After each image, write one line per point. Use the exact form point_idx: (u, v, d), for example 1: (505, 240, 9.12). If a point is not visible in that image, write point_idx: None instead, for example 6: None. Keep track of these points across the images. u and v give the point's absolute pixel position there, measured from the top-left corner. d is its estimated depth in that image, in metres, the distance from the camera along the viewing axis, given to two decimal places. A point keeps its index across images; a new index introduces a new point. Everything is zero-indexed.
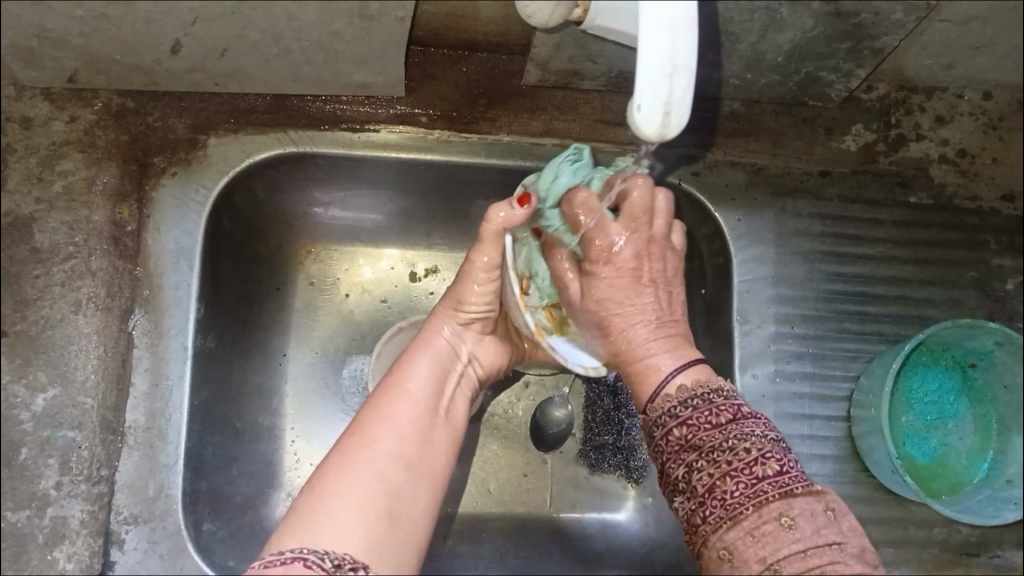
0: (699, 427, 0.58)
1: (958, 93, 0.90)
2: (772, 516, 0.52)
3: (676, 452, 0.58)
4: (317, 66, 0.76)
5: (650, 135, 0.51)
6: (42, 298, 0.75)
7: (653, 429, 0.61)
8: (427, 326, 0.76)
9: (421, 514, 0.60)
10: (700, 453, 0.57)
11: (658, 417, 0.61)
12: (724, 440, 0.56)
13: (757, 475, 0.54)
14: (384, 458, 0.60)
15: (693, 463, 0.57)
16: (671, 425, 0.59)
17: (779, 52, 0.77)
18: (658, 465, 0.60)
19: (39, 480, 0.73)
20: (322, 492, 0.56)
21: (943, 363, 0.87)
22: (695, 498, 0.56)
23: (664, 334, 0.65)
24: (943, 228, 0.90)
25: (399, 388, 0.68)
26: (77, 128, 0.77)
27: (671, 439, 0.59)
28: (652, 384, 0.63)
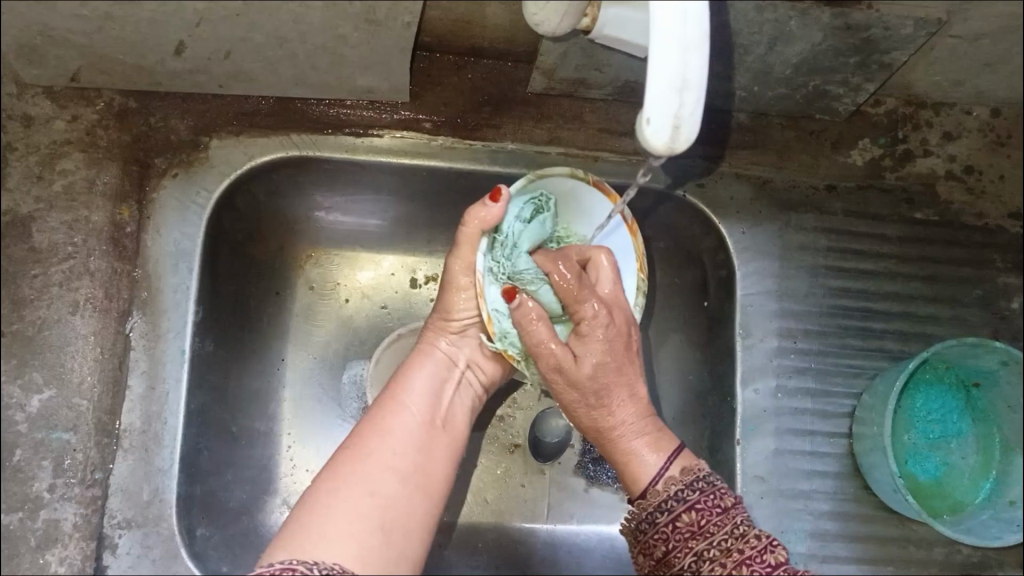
0: (707, 516, 0.63)
1: (966, 110, 0.89)
2: None
3: (684, 540, 0.63)
4: (323, 70, 0.75)
5: (658, 149, 0.50)
6: (39, 298, 0.74)
7: (655, 516, 0.66)
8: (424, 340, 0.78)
9: (415, 524, 0.61)
10: (712, 540, 0.62)
11: (652, 510, 0.66)
12: (732, 529, 0.62)
13: (771, 562, 0.60)
14: (378, 470, 0.62)
15: (703, 552, 0.62)
16: (679, 511, 0.64)
17: (787, 65, 0.77)
18: (658, 555, 0.65)
19: (32, 483, 0.72)
20: (315, 509, 0.58)
21: (947, 382, 0.86)
22: None
23: (652, 422, 0.72)
24: (949, 244, 0.90)
25: (393, 400, 0.69)
26: (79, 127, 0.76)
27: (681, 526, 0.64)
28: (645, 472, 0.69)
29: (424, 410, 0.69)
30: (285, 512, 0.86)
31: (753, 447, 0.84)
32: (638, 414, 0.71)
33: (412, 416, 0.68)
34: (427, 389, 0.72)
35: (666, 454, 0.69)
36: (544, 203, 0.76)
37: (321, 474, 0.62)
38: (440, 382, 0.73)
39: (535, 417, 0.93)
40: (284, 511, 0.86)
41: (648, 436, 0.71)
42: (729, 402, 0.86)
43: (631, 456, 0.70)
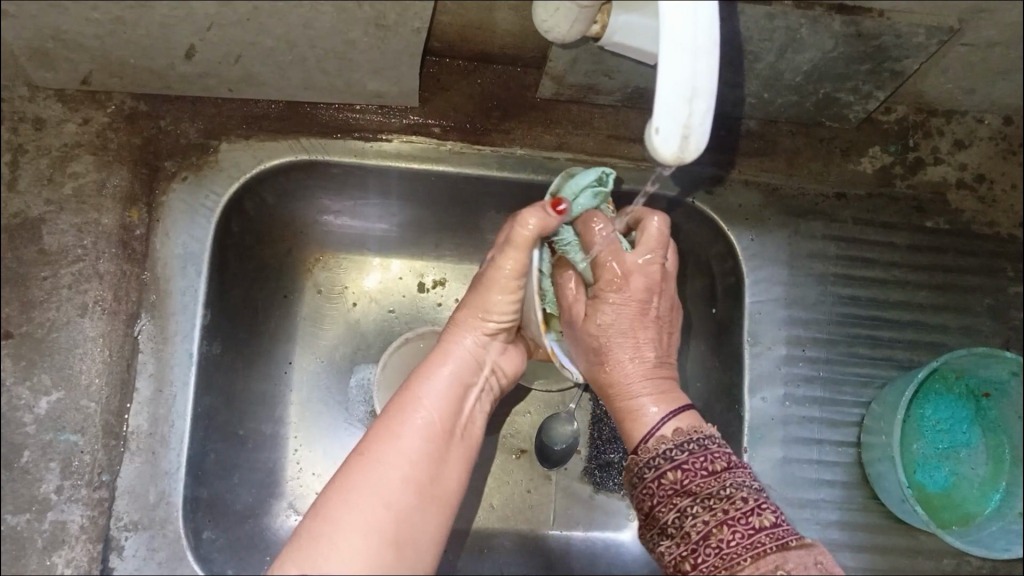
0: (694, 476, 0.61)
1: (978, 117, 0.88)
2: (768, 568, 0.54)
3: (670, 497, 0.61)
4: (332, 74, 0.75)
5: (667, 158, 0.50)
6: (48, 300, 0.74)
7: (644, 472, 0.63)
8: (451, 329, 0.72)
9: (428, 541, 0.58)
10: (695, 498, 0.59)
11: (643, 463, 0.64)
12: (719, 489, 0.59)
13: (754, 526, 0.57)
14: (396, 479, 0.58)
15: (687, 508, 0.59)
16: (665, 469, 0.62)
17: (797, 73, 0.76)
18: (645, 510, 0.63)
19: (40, 484, 0.73)
20: (330, 519, 0.54)
21: (956, 392, 0.85)
22: (685, 543, 0.59)
23: (659, 383, 0.69)
24: (959, 253, 0.89)
25: (413, 398, 0.64)
26: (89, 130, 0.76)
27: (666, 482, 0.61)
28: (644, 425, 0.67)
29: (445, 412, 0.65)
30: (292, 515, 0.86)
31: (760, 455, 0.84)
32: (644, 376, 0.69)
33: (433, 418, 0.63)
34: (451, 389, 0.67)
35: (669, 410, 0.67)
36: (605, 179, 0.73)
37: (334, 478, 0.58)
38: (464, 381, 0.69)
39: (542, 424, 0.93)
40: (291, 515, 0.86)
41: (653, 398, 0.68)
42: (737, 410, 0.86)
43: (632, 415, 0.68)
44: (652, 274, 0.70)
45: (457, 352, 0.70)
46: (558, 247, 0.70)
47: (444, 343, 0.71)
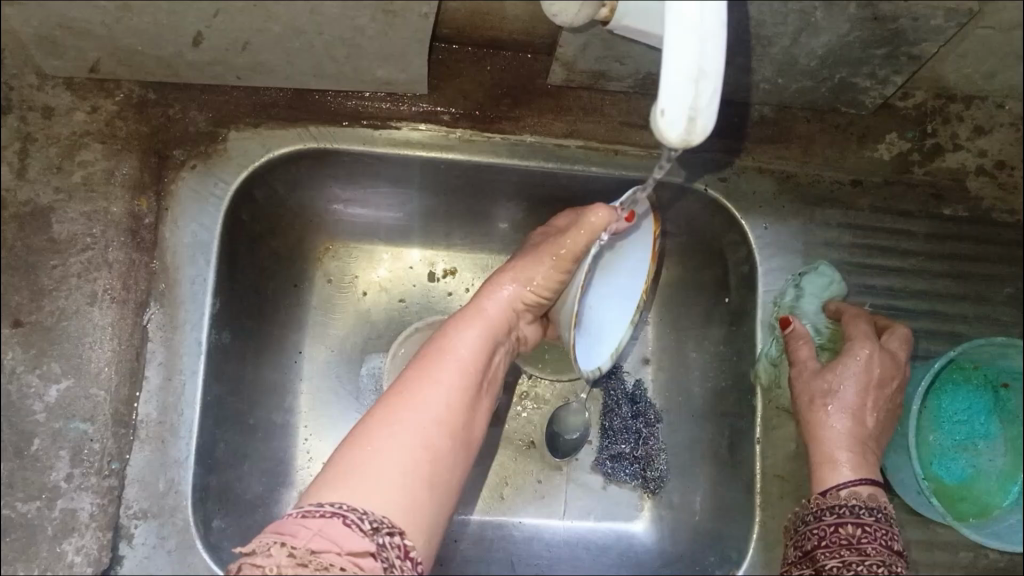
0: (870, 537, 0.67)
1: (998, 103, 0.87)
2: None
3: (838, 546, 0.68)
4: (340, 61, 0.75)
5: (673, 141, 0.49)
6: (58, 289, 0.75)
7: (823, 514, 0.71)
8: (491, 282, 0.75)
9: (451, 483, 0.62)
10: (863, 559, 0.66)
11: (820, 509, 0.71)
12: (886, 557, 0.67)
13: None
14: (429, 421, 0.61)
15: (850, 564, 0.66)
16: (846, 520, 0.69)
17: (812, 57, 0.75)
18: (804, 549, 0.71)
19: (50, 472, 0.73)
20: (368, 447, 0.57)
21: (974, 382, 0.84)
22: None
23: (864, 454, 0.74)
24: (978, 242, 0.88)
25: (448, 347, 0.68)
26: (99, 119, 0.76)
27: (841, 532, 0.68)
28: (834, 480, 0.73)
29: (477, 364, 0.68)
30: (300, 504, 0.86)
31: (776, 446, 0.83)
32: (852, 439, 0.75)
33: (464, 370, 0.66)
34: (484, 343, 0.70)
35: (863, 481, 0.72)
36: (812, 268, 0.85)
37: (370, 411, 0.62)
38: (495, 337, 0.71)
39: (552, 415, 0.92)
40: None
41: (855, 460, 0.73)
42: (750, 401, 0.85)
43: (834, 464, 0.73)
44: (876, 360, 0.76)
45: (498, 307, 0.73)
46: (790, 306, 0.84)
47: (483, 294, 0.74)
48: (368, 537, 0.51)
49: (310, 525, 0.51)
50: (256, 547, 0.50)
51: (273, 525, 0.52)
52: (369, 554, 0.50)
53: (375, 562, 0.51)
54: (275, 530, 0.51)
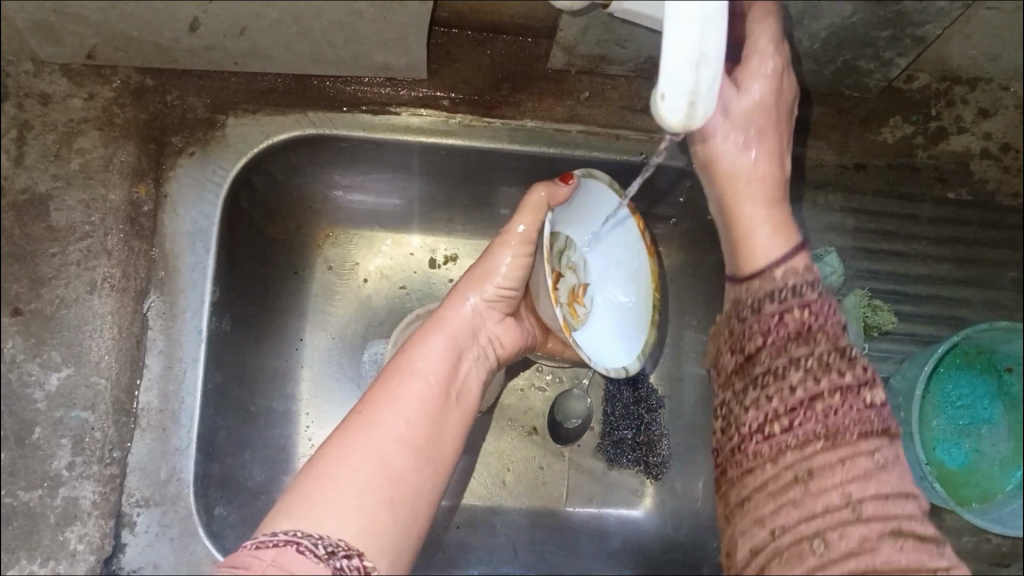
0: (820, 326, 0.59)
1: (1004, 85, 0.86)
2: (869, 449, 0.53)
3: (786, 339, 0.59)
4: (338, 46, 0.74)
5: (673, 125, 0.49)
6: (57, 277, 0.74)
7: (763, 304, 0.61)
8: (451, 293, 0.73)
9: (423, 502, 0.59)
10: (812, 352, 0.57)
11: (759, 298, 0.62)
12: (837, 349, 0.57)
13: (866, 401, 0.55)
14: (390, 440, 0.58)
15: (800, 357, 0.57)
16: (792, 305, 0.60)
17: (815, 40, 0.74)
18: (749, 353, 0.61)
19: (51, 461, 0.73)
20: (322, 476, 0.54)
21: (977, 367, 0.84)
22: (783, 397, 0.56)
23: (778, 211, 0.66)
24: (982, 226, 0.88)
25: (408, 362, 0.66)
26: (96, 105, 0.76)
27: (787, 321, 0.59)
28: (760, 258, 0.64)
29: (440, 376, 0.66)
30: None
31: None
32: (767, 190, 0.66)
33: (428, 383, 0.64)
34: (447, 354, 0.68)
35: (791, 244, 0.64)
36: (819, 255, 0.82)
37: (327, 437, 0.59)
38: (461, 348, 0.70)
39: (557, 399, 0.92)
40: None
41: (770, 217, 0.65)
42: None
43: (747, 239, 0.65)
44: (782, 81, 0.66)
45: (460, 317, 0.71)
46: None
47: (444, 306, 0.72)
48: (323, 561, 0.48)
49: (263, 557, 0.47)
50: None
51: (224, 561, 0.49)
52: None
53: None
54: (229, 563, 0.48)
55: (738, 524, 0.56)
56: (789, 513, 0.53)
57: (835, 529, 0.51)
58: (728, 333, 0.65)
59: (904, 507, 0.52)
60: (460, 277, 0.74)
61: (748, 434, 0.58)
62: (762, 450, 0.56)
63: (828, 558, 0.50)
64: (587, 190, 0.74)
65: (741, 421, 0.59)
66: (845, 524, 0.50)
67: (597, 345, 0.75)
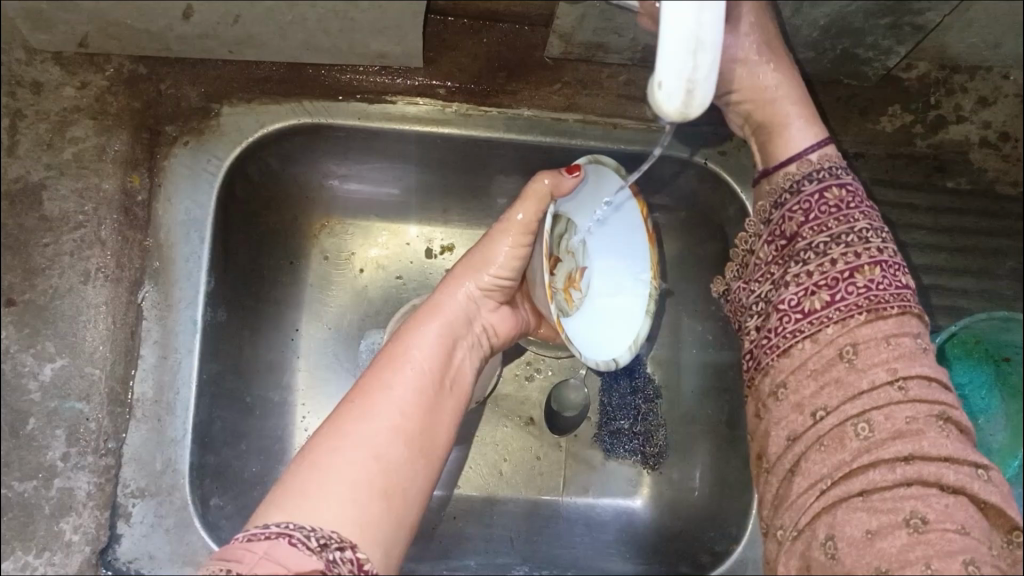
0: (856, 206, 0.60)
1: (1003, 74, 0.86)
2: (907, 327, 0.56)
3: (825, 216, 0.60)
4: (333, 35, 0.73)
5: (670, 114, 0.49)
6: (51, 267, 0.74)
7: (802, 184, 0.63)
8: (447, 281, 0.73)
9: (417, 491, 0.59)
10: (851, 227, 0.59)
11: (797, 181, 0.64)
12: (874, 226, 0.59)
13: (902, 282, 0.58)
14: (384, 430, 0.58)
15: (840, 233, 0.59)
16: (829, 184, 0.61)
17: (814, 28, 0.74)
18: (789, 234, 0.62)
19: (46, 451, 0.73)
20: (316, 466, 0.54)
21: (976, 356, 0.83)
22: (824, 271, 0.58)
23: (805, 105, 0.69)
24: (981, 215, 0.87)
25: (403, 350, 0.66)
26: (89, 94, 0.75)
27: (827, 198, 0.61)
28: (794, 149, 0.67)
29: (435, 366, 0.66)
30: None
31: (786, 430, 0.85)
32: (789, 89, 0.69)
33: (423, 371, 0.64)
34: (442, 342, 0.68)
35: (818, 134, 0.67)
36: None
37: (322, 426, 0.59)
38: (456, 337, 0.70)
39: (555, 388, 0.92)
40: None
41: (799, 109, 0.68)
42: None
43: (786, 129, 0.67)
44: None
45: (455, 306, 0.71)
46: None
47: (440, 295, 0.72)
48: (316, 554, 0.48)
49: (254, 550, 0.47)
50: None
51: (218, 554, 0.49)
52: (319, 572, 0.47)
53: None
54: (220, 557, 0.48)
55: (774, 412, 0.59)
56: (832, 393, 0.56)
57: (880, 410, 0.54)
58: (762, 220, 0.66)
59: (943, 396, 0.55)
60: (455, 264, 0.74)
61: (787, 310, 0.59)
62: (802, 326, 0.58)
63: (873, 440, 0.53)
64: (593, 176, 0.72)
65: (781, 296, 0.61)
66: (890, 404, 0.54)
67: (591, 336, 0.73)
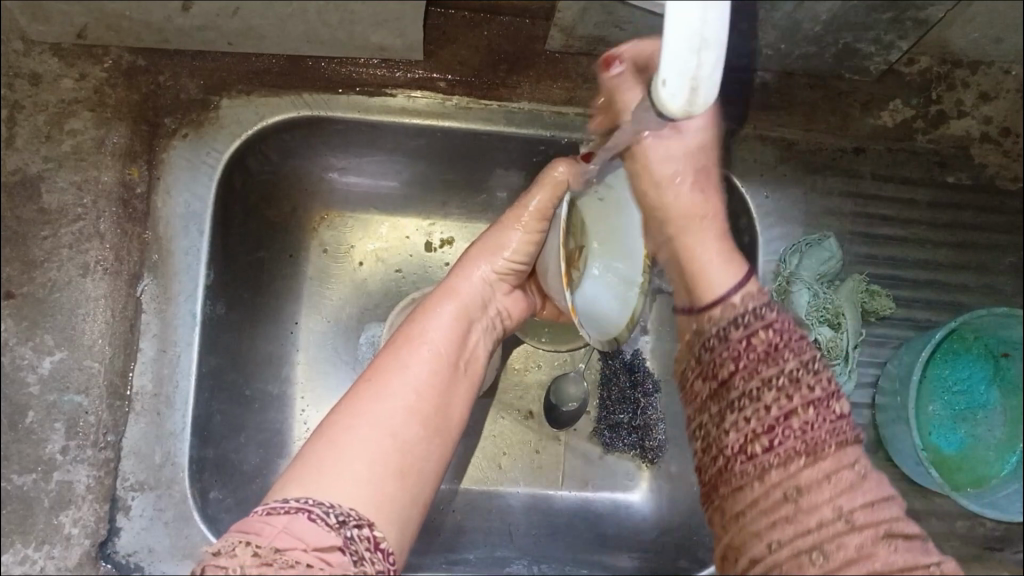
0: (784, 342, 0.56)
1: (1005, 69, 0.85)
2: (849, 461, 0.52)
3: (756, 361, 0.56)
4: (333, 27, 0.73)
5: (674, 112, 0.50)
6: (49, 260, 0.73)
7: (729, 329, 0.58)
8: (463, 262, 0.73)
9: (429, 474, 0.59)
10: (783, 368, 0.54)
11: (722, 326, 0.59)
12: (806, 362, 0.55)
13: (838, 413, 0.54)
14: (399, 410, 0.58)
15: (773, 376, 0.54)
16: (756, 327, 0.57)
17: (816, 22, 0.73)
18: (722, 378, 0.57)
19: (45, 444, 0.72)
20: (332, 444, 0.54)
21: (974, 352, 0.84)
22: (759, 417, 0.53)
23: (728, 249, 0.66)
24: (981, 211, 0.87)
25: (419, 332, 0.65)
26: (87, 86, 0.75)
27: (755, 343, 0.56)
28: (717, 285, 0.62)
29: (450, 348, 0.65)
30: None
31: None
32: (712, 229, 0.67)
33: (438, 354, 0.64)
34: (457, 325, 0.68)
35: (740, 273, 0.62)
36: (817, 240, 0.83)
37: (336, 405, 0.59)
38: (471, 319, 0.69)
39: (554, 380, 0.93)
40: None
41: (718, 249, 0.65)
42: None
43: (705, 272, 0.64)
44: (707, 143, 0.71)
45: (470, 287, 0.71)
46: (791, 280, 0.81)
47: (456, 277, 0.72)
48: (335, 531, 0.48)
49: (274, 523, 0.47)
50: (219, 548, 0.47)
51: (235, 527, 0.49)
52: (338, 548, 0.47)
53: (344, 556, 0.47)
54: (240, 529, 0.48)
55: (733, 533, 0.53)
56: (782, 528, 0.50)
57: (833, 539, 0.49)
58: (693, 360, 0.61)
59: (888, 510, 0.51)
60: (469, 247, 0.74)
61: (731, 456, 0.54)
62: (745, 471, 0.53)
63: (831, 568, 0.48)
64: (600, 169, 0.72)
65: (722, 442, 0.55)
66: (840, 535, 0.49)
67: (597, 312, 0.72)
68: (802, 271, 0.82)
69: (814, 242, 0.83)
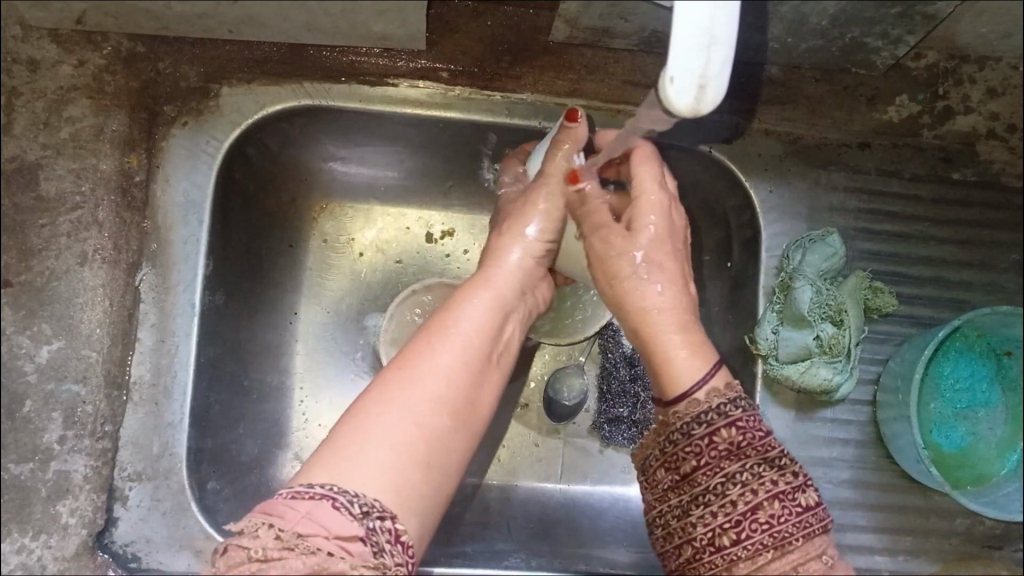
0: (748, 440, 0.59)
1: (1012, 65, 0.84)
2: (816, 553, 0.56)
3: (720, 457, 0.59)
4: (335, 15, 0.71)
5: (682, 110, 0.48)
6: (47, 249, 0.72)
7: (693, 426, 0.60)
8: (497, 247, 0.72)
9: (456, 462, 0.58)
10: (745, 464, 0.58)
11: (684, 421, 0.61)
12: (768, 455, 0.58)
13: (803, 504, 0.57)
14: (432, 395, 0.57)
15: (736, 474, 0.58)
16: (719, 425, 0.59)
17: (823, 16, 0.72)
18: (685, 472, 0.61)
19: (42, 434, 0.72)
20: (357, 431, 0.53)
21: (977, 350, 0.83)
22: (727, 513, 0.57)
23: (694, 331, 0.65)
24: (986, 208, 0.86)
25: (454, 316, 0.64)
26: (86, 73, 0.74)
27: (717, 442, 0.59)
28: (683, 377, 0.62)
29: (485, 330, 0.64)
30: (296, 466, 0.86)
31: (769, 417, 0.83)
32: (679, 316, 0.66)
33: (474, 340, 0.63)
34: (494, 310, 0.67)
35: (706, 364, 0.62)
36: (819, 235, 0.83)
37: (369, 386, 0.58)
38: (509, 302, 0.68)
39: (554, 374, 0.92)
40: (296, 466, 0.86)
41: (685, 339, 0.64)
42: (749, 364, 0.85)
43: (669, 357, 0.63)
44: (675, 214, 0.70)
45: (502, 271, 0.70)
46: (792, 278, 0.81)
47: (491, 264, 0.71)
48: (358, 521, 0.48)
49: (298, 508, 0.48)
50: (243, 527, 0.48)
51: (262, 506, 0.50)
52: (358, 539, 0.48)
53: (364, 546, 0.48)
54: (264, 509, 0.49)
55: None
56: None
57: None
58: (656, 447, 0.64)
59: None
60: (500, 230, 0.74)
61: (699, 547, 0.58)
62: (714, 562, 0.57)
63: None
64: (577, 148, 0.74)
65: (687, 533, 0.59)
66: None
67: None
68: (804, 268, 0.81)
69: (817, 238, 0.82)
